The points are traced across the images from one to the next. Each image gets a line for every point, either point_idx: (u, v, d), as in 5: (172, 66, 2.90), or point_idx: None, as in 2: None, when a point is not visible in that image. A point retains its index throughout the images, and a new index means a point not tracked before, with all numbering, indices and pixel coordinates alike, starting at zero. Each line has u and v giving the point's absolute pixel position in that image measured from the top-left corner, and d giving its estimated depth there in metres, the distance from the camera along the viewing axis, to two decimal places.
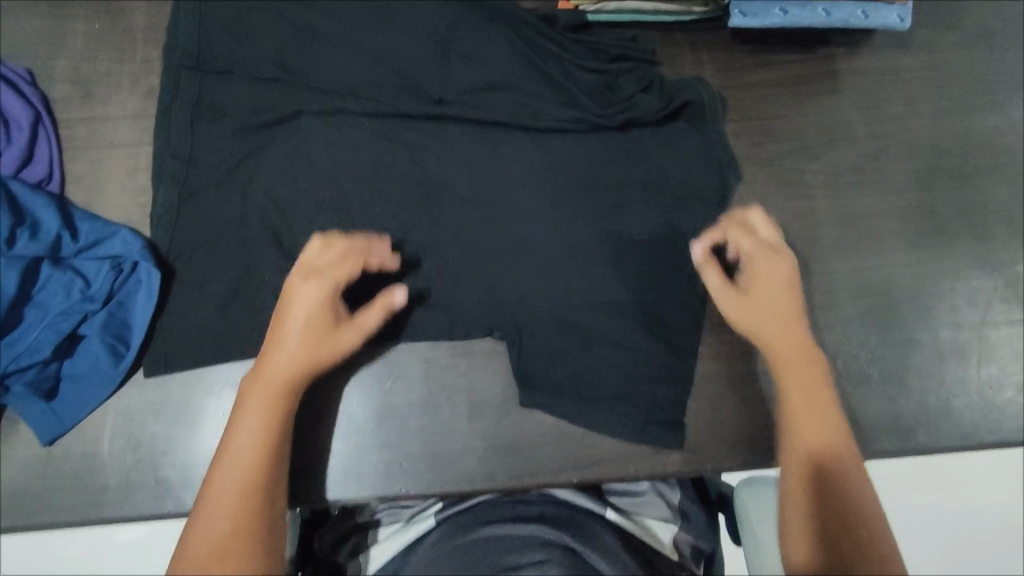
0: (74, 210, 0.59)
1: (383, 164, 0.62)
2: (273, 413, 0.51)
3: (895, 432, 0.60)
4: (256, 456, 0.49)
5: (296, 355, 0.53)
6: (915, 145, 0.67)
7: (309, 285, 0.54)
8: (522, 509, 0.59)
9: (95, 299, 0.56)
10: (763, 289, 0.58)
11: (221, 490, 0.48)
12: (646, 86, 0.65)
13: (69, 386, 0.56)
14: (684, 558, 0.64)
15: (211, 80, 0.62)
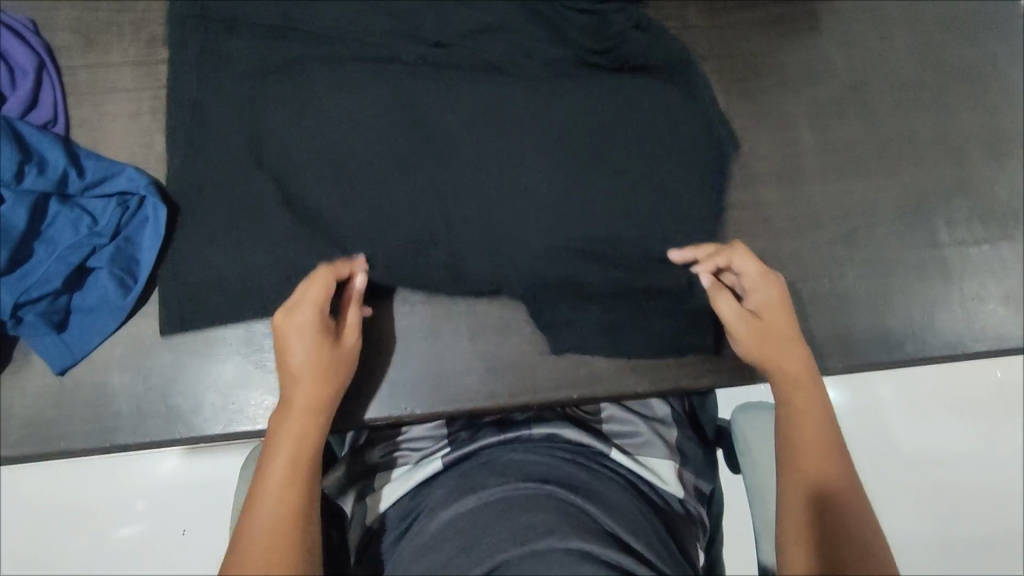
0: (80, 150, 0.60)
1: (383, 102, 0.62)
2: (302, 444, 0.49)
3: (883, 345, 0.62)
4: (285, 487, 0.47)
5: (306, 383, 0.52)
6: (892, 78, 0.69)
7: (301, 319, 0.54)
8: (531, 463, 0.51)
9: (103, 234, 0.58)
10: (766, 321, 0.58)
11: (251, 534, 0.45)
12: (637, 24, 0.67)
13: (81, 319, 0.57)
14: (687, 496, 0.59)
15: (210, 27, 0.63)
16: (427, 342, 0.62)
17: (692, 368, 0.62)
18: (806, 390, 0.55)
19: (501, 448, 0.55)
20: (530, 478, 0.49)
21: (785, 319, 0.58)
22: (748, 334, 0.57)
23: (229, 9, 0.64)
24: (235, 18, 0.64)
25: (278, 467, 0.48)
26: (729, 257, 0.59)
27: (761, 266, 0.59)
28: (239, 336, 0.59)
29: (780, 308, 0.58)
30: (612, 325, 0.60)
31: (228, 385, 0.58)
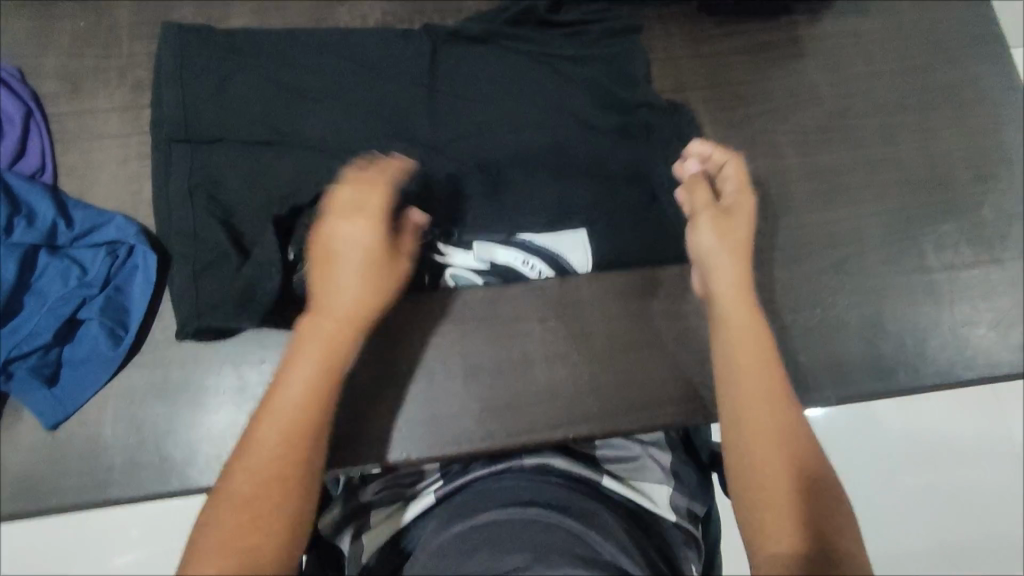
0: (69, 200, 0.60)
1: (380, 145, 0.63)
2: (319, 371, 0.51)
3: (876, 372, 0.62)
4: (306, 402, 0.50)
5: (350, 295, 0.54)
6: (876, 102, 0.70)
7: (354, 229, 0.54)
8: (519, 489, 0.52)
9: (93, 285, 0.58)
10: (734, 219, 0.57)
11: (266, 438, 0.48)
12: (623, 66, 0.68)
13: (71, 372, 0.57)
14: (681, 518, 0.60)
15: (195, 78, 0.63)
16: (422, 386, 0.60)
17: (690, 401, 0.60)
18: (739, 312, 0.54)
19: (493, 477, 0.56)
20: (517, 503, 0.50)
21: (745, 235, 0.57)
22: (717, 220, 0.57)
23: (217, 61, 0.64)
24: (230, 64, 0.64)
25: (293, 393, 0.50)
26: (725, 161, 0.59)
27: (744, 177, 0.59)
28: (233, 386, 0.59)
29: (744, 219, 0.58)
30: (604, 355, 0.61)
31: (221, 435, 0.58)
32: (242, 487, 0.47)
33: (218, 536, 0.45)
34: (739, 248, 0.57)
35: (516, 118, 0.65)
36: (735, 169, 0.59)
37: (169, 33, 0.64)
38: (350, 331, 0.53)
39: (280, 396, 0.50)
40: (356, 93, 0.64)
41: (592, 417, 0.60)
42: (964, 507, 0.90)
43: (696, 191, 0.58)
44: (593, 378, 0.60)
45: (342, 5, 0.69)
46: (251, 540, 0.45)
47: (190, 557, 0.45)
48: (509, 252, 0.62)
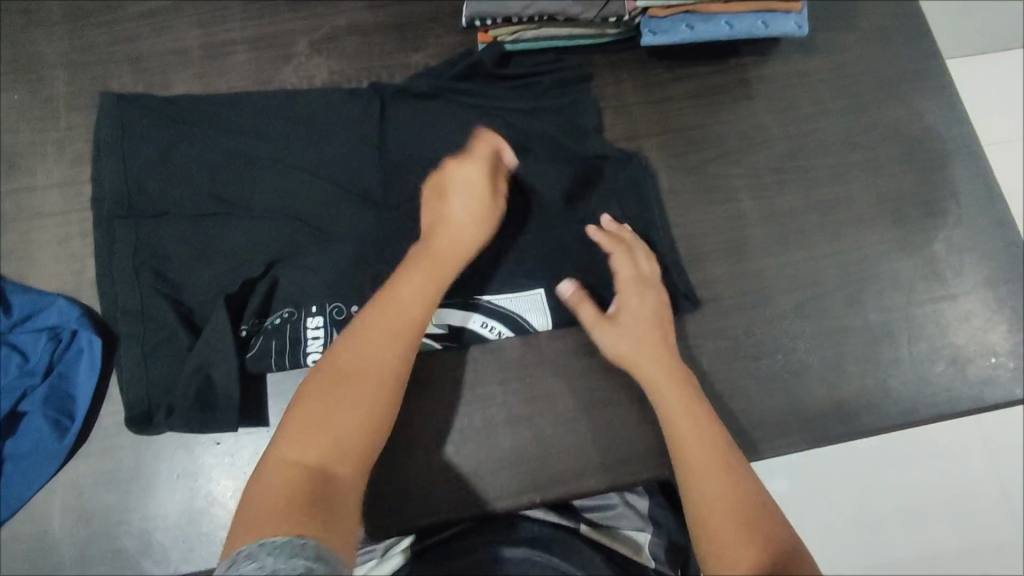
0: (7, 284, 0.58)
1: (333, 208, 0.62)
2: (426, 284, 0.55)
3: (839, 416, 0.62)
4: (415, 309, 0.53)
5: (458, 219, 0.60)
6: (826, 142, 0.70)
7: (469, 165, 0.63)
8: (503, 534, 0.56)
9: (36, 373, 0.56)
10: (629, 321, 0.59)
11: (375, 328, 0.51)
12: (574, 117, 0.68)
13: (14, 467, 0.55)
14: (660, 565, 0.60)
15: (135, 149, 0.61)
16: (383, 461, 0.57)
17: (657, 458, 0.59)
18: (679, 385, 0.56)
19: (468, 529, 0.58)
20: (501, 541, 0.55)
21: (643, 328, 0.59)
22: (607, 332, 0.59)
23: (157, 130, 0.62)
24: (170, 132, 0.62)
25: (402, 296, 0.53)
26: (614, 259, 0.61)
27: (632, 272, 0.61)
28: (187, 469, 0.57)
29: (638, 312, 0.60)
30: (567, 416, 0.60)
31: (177, 523, 0.56)
32: (342, 371, 0.49)
33: (313, 411, 0.47)
34: (648, 339, 0.58)
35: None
36: (619, 262, 0.61)
37: (105, 106, 0.62)
38: (456, 260, 0.58)
39: (389, 299, 0.53)
40: (304, 155, 0.63)
41: (557, 481, 0.58)
42: (941, 527, 0.90)
43: (583, 307, 0.60)
44: (557, 439, 0.59)
45: (287, 66, 0.68)
46: (342, 423, 0.46)
47: (279, 434, 0.46)
48: (466, 312, 0.62)
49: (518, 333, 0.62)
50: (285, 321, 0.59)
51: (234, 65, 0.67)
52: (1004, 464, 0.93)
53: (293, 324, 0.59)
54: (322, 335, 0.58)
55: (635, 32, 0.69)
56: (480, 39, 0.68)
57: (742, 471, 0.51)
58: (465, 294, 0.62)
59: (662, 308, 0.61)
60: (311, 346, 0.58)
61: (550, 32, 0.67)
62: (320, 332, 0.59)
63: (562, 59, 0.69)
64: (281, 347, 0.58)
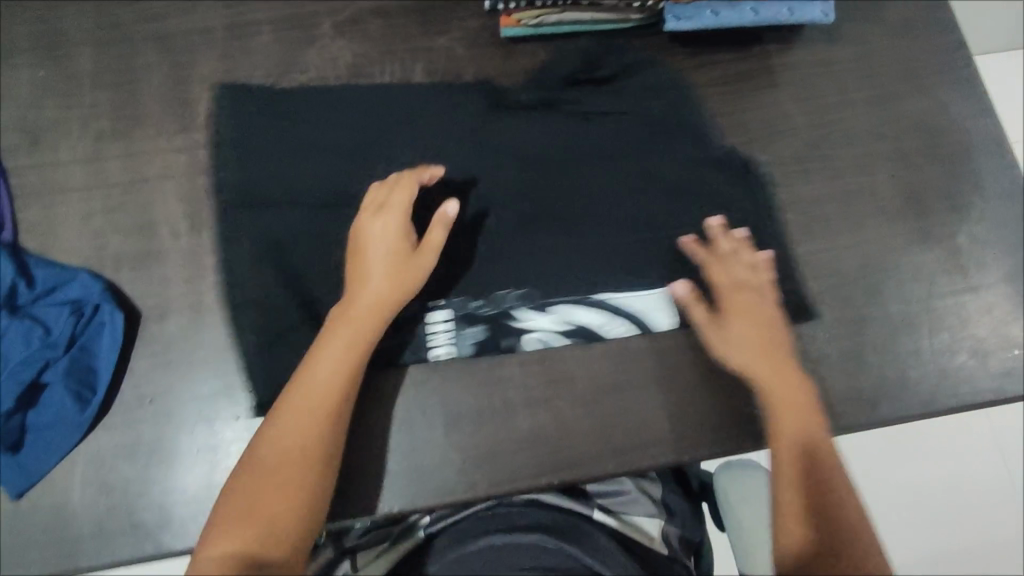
0: (29, 258, 0.59)
1: (366, 187, 0.64)
2: (348, 356, 0.54)
3: (859, 405, 0.62)
4: (333, 383, 0.53)
5: (379, 285, 0.56)
6: (849, 132, 0.70)
7: (381, 221, 0.58)
8: (519, 517, 0.59)
9: (57, 346, 0.56)
10: (739, 318, 0.60)
11: (293, 412, 0.51)
12: (679, 117, 0.69)
13: (35, 438, 0.55)
14: (673, 551, 0.62)
15: (248, 145, 0.64)
16: (403, 438, 0.58)
17: (675, 444, 0.59)
18: (779, 368, 0.58)
19: (485, 510, 0.61)
20: (512, 529, 0.56)
21: (752, 331, 0.59)
22: (715, 330, 0.60)
23: (269, 126, 0.64)
24: (287, 129, 0.65)
25: (323, 374, 0.53)
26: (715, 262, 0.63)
27: (734, 273, 0.62)
28: (206, 443, 0.57)
29: (743, 318, 0.60)
30: (586, 399, 0.60)
31: (196, 497, 0.56)
32: (267, 461, 0.50)
33: (238, 505, 0.48)
34: (760, 337, 0.59)
35: (579, 174, 0.66)
36: (719, 272, 0.62)
37: (224, 104, 0.65)
38: (380, 320, 0.56)
39: (310, 379, 0.53)
40: (342, 138, 0.65)
41: (575, 464, 0.58)
42: (953, 523, 0.90)
43: (692, 309, 0.61)
44: (575, 423, 0.59)
45: (311, 47, 0.67)
46: (269, 514, 0.48)
47: (208, 532, 0.48)
48: (586, 310, 0.62)
49: (641, 331, 0.62)
50: (413, 315, 0.61)
51: (258, 45, 0.67)
52: (1022, 464, 0.92)
53: (420, 319, 0.61)
54: (451, 327, 0.61)
55: (658, 19, 0.69)
56: (501, 23, 0.68)
57: (832, 468, 0.55)
58: (582, 294, 0.63)
59: (771, 316, 0.61)
60: (440, 339, 0.61)
61: (571, 17, 0.67)
62: (447, 325, 0.61)
63: (662, 60, 0.70)
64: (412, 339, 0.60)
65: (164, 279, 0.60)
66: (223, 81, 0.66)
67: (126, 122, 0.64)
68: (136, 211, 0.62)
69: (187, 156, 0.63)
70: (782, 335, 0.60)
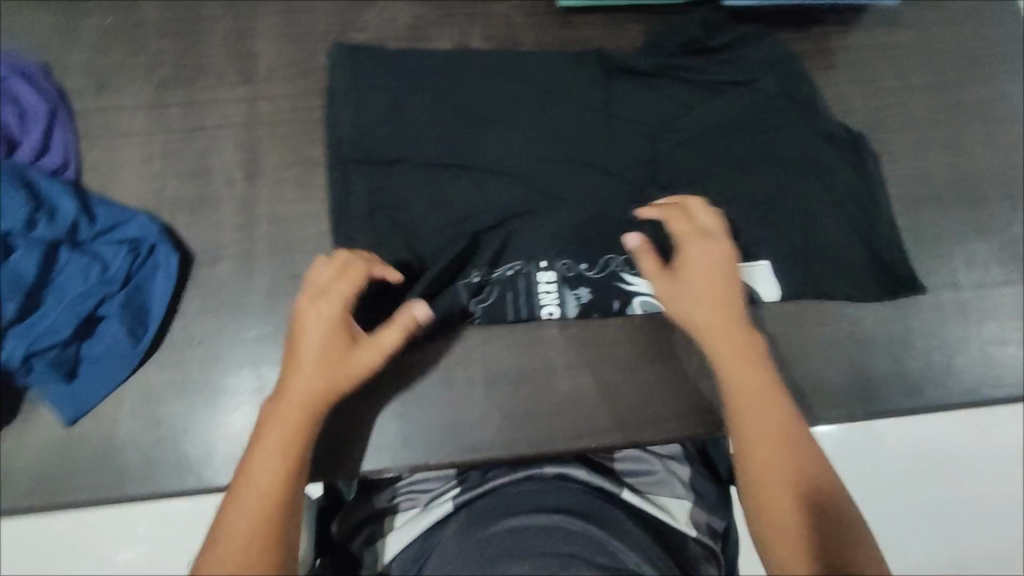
0: (92, 197, 0.60)
1: (433, 146, 0.63)
2: (286, 460, 0.47)
3: (904, 389, 0.61)
4: (271, 488, 0.46)
5: (314, 379, 0.50)
6: (907, 117, 0.69)
7: (320, 309, 0.51)
8: (548, 494, 0.52)
9: (114, 282, 0.57)
10: (695, 274, 0.55)
11: (232, 533, 0.44)
12: (794, 94, 0.66)
13: (89, 368, 0.56)
14: (701, 535, 0.58)
15: (362, 98, 0.63)
16: (444, 392, 0.59)
17: (713, 415, 0.59)
18: (734, 352, 0.52)
19: (515, 485, 0.55)
20: (539, 509, 0.50)
21: (710, 287, 0.54)
22: (669, 285, 0.55)
23: (382, 79, 0.64)
24: (405, 86, 0.64)
25: (259, 483, 0.46)
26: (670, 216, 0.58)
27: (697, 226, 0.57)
28: (252, 386, 0.58)
29: (696, 268, 0.55)
30: (627, 366, 0.60)
31: (239, 435, 0.57)
32: None
33: None
34: (719, 297, 0.54)
35: (690, 149, 0.64)
36: (680, 226, 0.57)
37: (342, 62, 0.65)
38: (319, 411, 0.49)
39: (247, 493, 0.45)
40: (404, 96, 0.64)
41: (612, 429, 0.59)
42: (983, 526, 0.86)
43: (644, 259, 0.56)
44: (615, 389, 0.60)
45: (370, 7, 0.68)
46: None
47: None
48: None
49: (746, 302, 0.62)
50: (517, 274, 0.60)
51: (319, 4, 0.68)
52: None
53: (525, 277, 0.60)
54: (555, 290, 0.60)
55: None
56: None
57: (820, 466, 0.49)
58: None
59: (723, 257, 0.55)
60: (545, 299, 0.60)
61: None
62: (552, 286, 0.60)
63: (768, 34, 0.68)
64: (516, 299, 0.60)
65: (218, 224, 0.62)
66: (284, 37, 0.67)
67: (189, 71, 0.65)
68: (194, 157, 0.63)
69: (246, 107, 0.65)
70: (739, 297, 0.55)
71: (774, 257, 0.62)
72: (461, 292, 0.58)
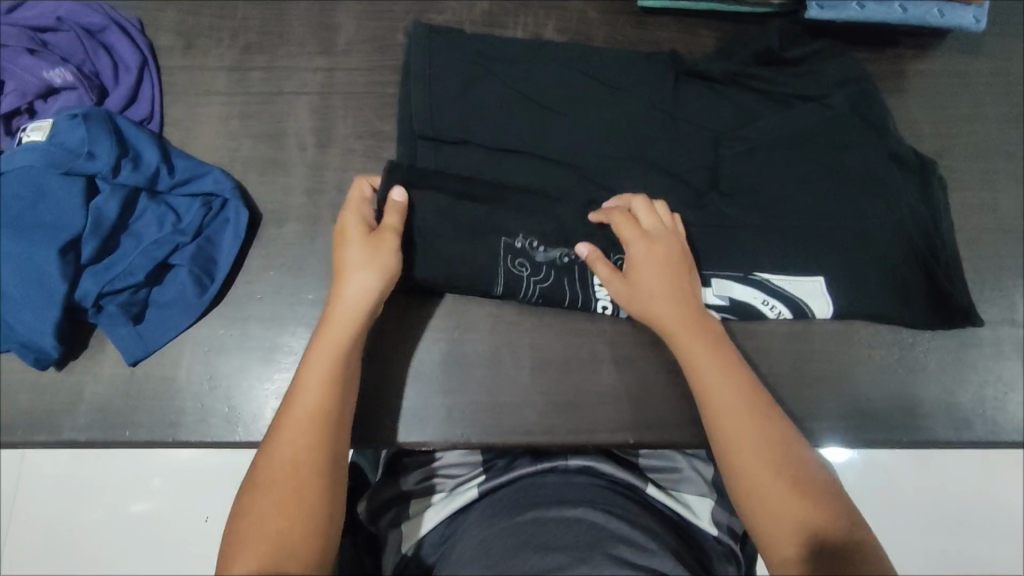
0: (171, 149, 0.62)
1: (502, 130, 0.62)
2: (334, 364, 0.50)
3: (953, 421, 0.61)
4: (322, 381, 0.49)
5: (354, 281, 0.53)
6: (979, 147, 0.68)
7: (343, 225, 0.56)
8: (571, 489, 0.53)
9: (186, 232, 0.59)
10: (647, 277, 0.56)
11: (290, 420, 0.48)
12: (862, 113, 0.64)
13: (155, 312, 0.59)
14: (722, 533, 0.57)
15: (433, 74, 0.62)
16: (489, 372, 0.60)
17: None
18: (697, 348, 0.53)
19: (538, 477, 0.56)
20: (561, 502, 0.51)
21: (665, 287, 0.55)
22: (627, 291, 0.56)
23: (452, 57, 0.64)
24: (477, 68, 0.63)
25: (312, 378, 0.49)
26: (617, 222, 0.58)
27: (641, 229, 0.57)
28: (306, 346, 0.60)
29: (651, 271, 0.56)
30: (672, 367, 0.60)
31: None
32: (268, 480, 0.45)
33: (250, 528, 0.44)
34: (670, 295, 0.55)
35: (756, 158, 0.62)
36: (630, 230, 0.57)
37: (422, 37, 0.64)
38: (359, 311, 0.53)
39: (301, 391, 0.49)
40: (473, 76, 0.63)
41: (652, 427, 0.59)
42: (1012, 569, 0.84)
43: (599, 268, 0.57)
44: (658, 388, 0.60)
45: None
46: (280, 530, 0.43)
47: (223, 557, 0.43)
48: (747, 288, 0.60)
49: (796, 316, 0.61)
50: (573, 260, 0.59)
51: None
52: None
53: (581, 265, 0.59)
54: None
55: (801, 5, 0.67)
56: None
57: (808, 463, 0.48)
58: (747, 271, 0.60)
59: (674, 255, 0.57)
60: (599, 292, 0.59)
61: None
62: None
63: (842, 52, 0.66)
64: (571, 288, 0.59)
65: (287, 187, 0.64)
66: (365, 12, 0.69)
67: (272, 38, 0.67)
68: (269, 120, 0.65)
69: (324, 77, 0.66)
70: (689, 290, 0.56)
71: (833, 276, 0.60)
72: (516, 270, 0.58)
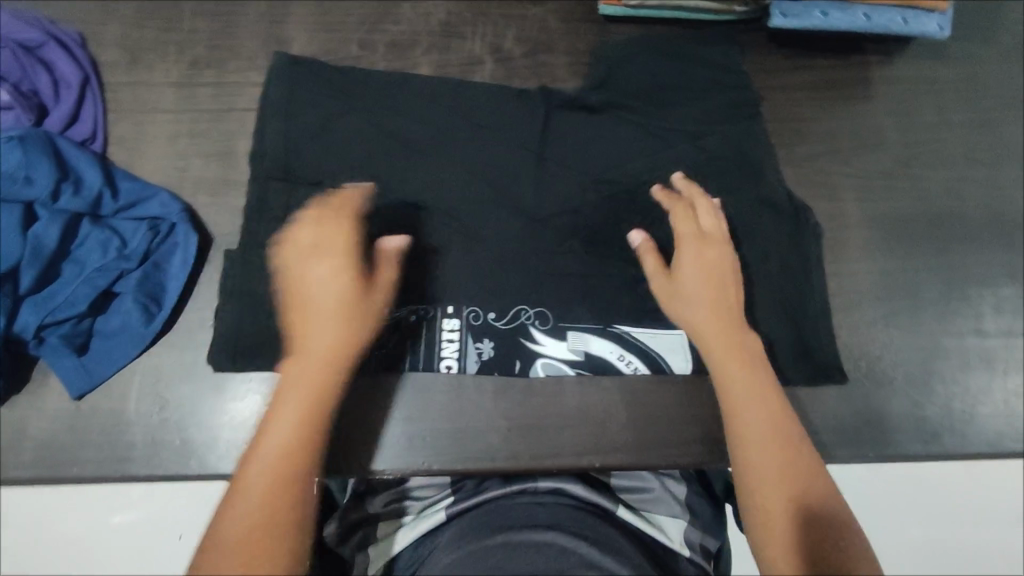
0: (117, 170, 0.59)
1: None
2: (309, 431, 0.45)
3: (921, 434, 0.60)
4: (297, 449, 0.44)
5: (328, 333, 0.49)
6: (945, 155, 0.67)
7: (328, 262, 0.51)
8: (539, 512, 0.51)
9: (132, 259, 0.57)
10: (701, 278, 0.56)
11: (252, 498, 0.42)
12: (810, 125, 0.67)
13: (100, 343, 0.56)
14: (695, 554, 0.55)
15: (372, 105, 0.63)
16: (450, 398, 0.58)
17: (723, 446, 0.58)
18: (733, 377, 0.51)
19: (508, 499, 0.53)
20: (530, 527, 0.49)
21: (713, 291, 0.55)
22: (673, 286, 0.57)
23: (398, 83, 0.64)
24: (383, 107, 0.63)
25: (275, 449, 0.44)
26: (681, 221, 0.59)
27: (700, 233, 0.58)
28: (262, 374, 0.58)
29: (696, 269, 0.56)
30: (636, 387, 0.60)
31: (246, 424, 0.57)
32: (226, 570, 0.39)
33: None
34: (720, 301, 0.55)
35: (716, 172, 0.63)
36: (685, 228, 0.58)
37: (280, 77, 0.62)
38: (335, 363, 0.48)
39: (263, 464, 0.43)
40: (417, 102, 0.63)
41: (619, 449, 0.58)
42: None
43: (646, 258, 0.59)
44: (623, 409, 0.59)
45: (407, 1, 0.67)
46: None
47: None
48: (602, 342, 0.61)
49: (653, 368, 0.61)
50: (420, 319, 0.60)
51: None
52: None
53: (429, 323, 0.59)
54: (457, 339, 0.60)
55: (764, 12, 0.66)
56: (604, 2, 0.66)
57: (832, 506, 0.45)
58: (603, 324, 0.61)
59: (725, 262, 0.57)
60: (446, 350, 0.59)
61: (672, 3, 0.65)
62: (455, 335, 0.60)
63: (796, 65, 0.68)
64: (416, 350, 0.59)
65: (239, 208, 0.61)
66: (318, 24, 0.66)
67: (221, 51, 0.65)
68: (219, 138, 0.63)
69: None
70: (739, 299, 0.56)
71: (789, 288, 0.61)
72: None
